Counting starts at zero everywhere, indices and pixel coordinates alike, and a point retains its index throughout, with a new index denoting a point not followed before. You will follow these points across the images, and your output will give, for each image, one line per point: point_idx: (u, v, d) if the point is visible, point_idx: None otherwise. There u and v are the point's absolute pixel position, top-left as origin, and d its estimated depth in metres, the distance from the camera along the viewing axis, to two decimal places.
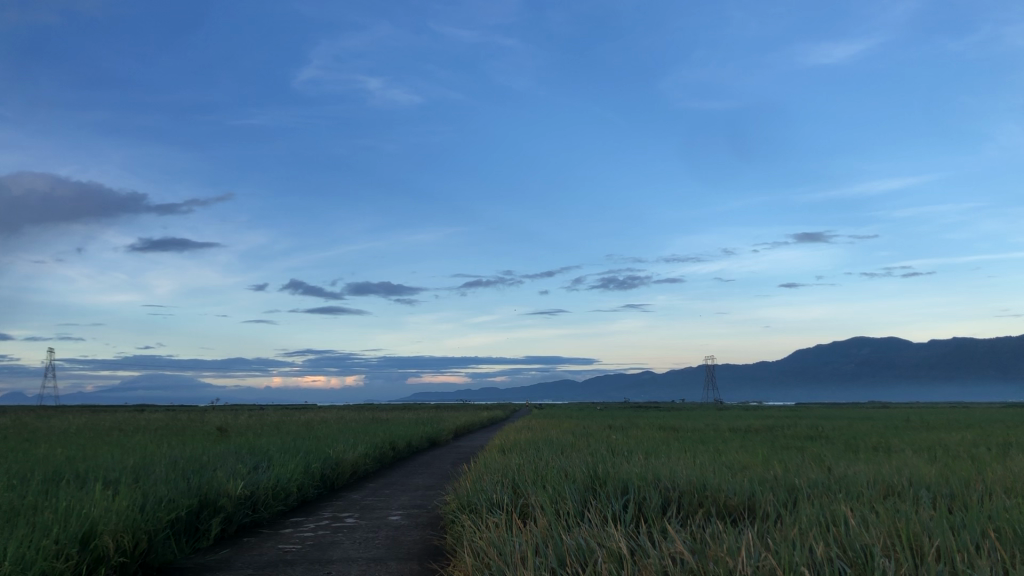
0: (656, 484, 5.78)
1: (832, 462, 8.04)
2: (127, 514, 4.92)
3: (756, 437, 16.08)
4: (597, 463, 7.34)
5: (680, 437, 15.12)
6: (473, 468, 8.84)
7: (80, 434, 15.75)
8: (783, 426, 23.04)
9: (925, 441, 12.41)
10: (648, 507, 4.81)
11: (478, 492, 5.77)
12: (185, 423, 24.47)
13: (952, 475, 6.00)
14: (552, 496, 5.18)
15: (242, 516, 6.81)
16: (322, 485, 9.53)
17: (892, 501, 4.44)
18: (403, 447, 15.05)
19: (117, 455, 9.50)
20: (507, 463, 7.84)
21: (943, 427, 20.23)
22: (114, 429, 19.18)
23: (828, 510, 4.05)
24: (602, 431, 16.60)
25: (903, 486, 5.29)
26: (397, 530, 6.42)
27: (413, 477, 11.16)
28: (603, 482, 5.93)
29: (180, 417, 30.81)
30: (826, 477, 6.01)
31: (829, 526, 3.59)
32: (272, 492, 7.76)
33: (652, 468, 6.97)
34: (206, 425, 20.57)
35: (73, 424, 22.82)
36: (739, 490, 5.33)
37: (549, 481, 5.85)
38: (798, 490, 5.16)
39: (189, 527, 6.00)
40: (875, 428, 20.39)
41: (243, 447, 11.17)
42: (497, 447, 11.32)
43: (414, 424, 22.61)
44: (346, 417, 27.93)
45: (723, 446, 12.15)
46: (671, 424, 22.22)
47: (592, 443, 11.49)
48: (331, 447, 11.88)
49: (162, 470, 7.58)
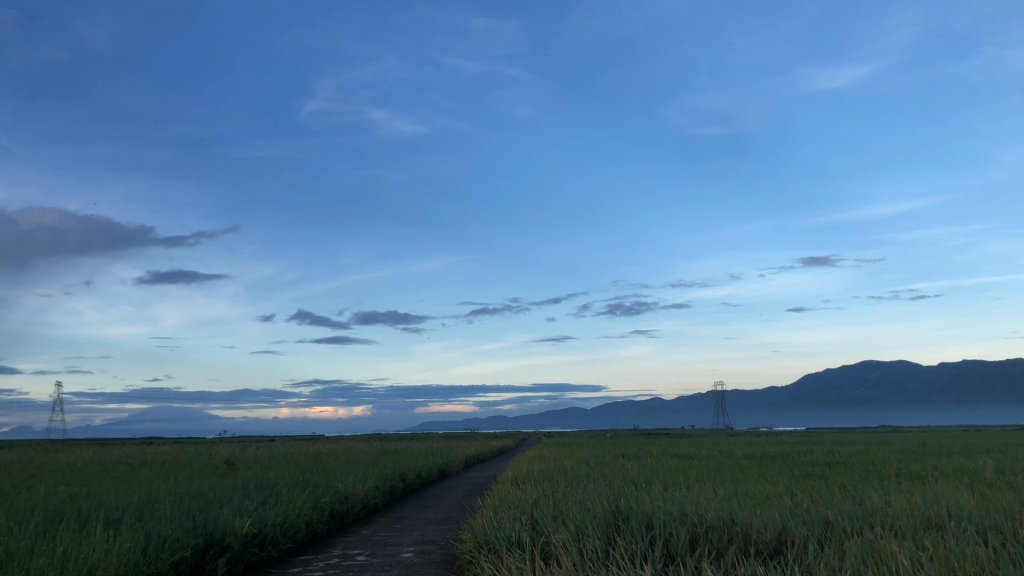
0: (682, 518, 5.53)
1: (860, 491, 7.76)
2: (127, 556, 4.69)
3: (773, 465, 15.73)
4: (616, 495, 7.10)
5: (695, 465, 14.84)
6: (487, 500, 8.62)
7: (85, 470, 15.54)
8: (796, 452, 22.97)
9: (948, 468, 12.13)
10: (675, 545, 4.57)
11: (495, 530, 5.51)
12: (191, 454, 24.37)
13: (991, 506, 5.75)
14: (574, 533, 4.93)
15: (249, 554, 6.58)
16: (331, 519, 9.27)
17: (936, 535, 4.22)
18: (413, 479, 14.77)
19: (121, 492, 9.28)
20: (524, 496, 7.62)
21: (958, 452, 20.08)
22: (119, 463, 18.93)
23: (870, 547, 3.80)
24: (614, 461, 16.29)
25: (944, 518, 5.04)
26: (410, 569, 6.17)
27: (426, 511, 10.91)
28: (626, 517, 5.66)
29: (186, 450, 30.77)
30: (858, 509, 5.75)
31: (876, 565, 3.35)
32: (280, 529, 7.50)
33: (674, 500, 6.74)
34: (212, 459, 20.29)
35: (78, 458, 22.60)
36: (770, 524, 5.06)
37: (569, 516, 5.61)
38: (834, 524, 4.92)
39: (194, 567, 5.76)
40: (891, 454, 19.88)
41: (251, 482, 10.95)
42: (509, 480, 11.06)
43: (424, 455, 22.38)
44: (354, 449, 27.80)
45: (740, 475, 11.90)
46: (683, 453, 21.83)
47: (607, 474, 11.26)
48: (340, 481, 11.62)
49: (168, 507, 7.34)
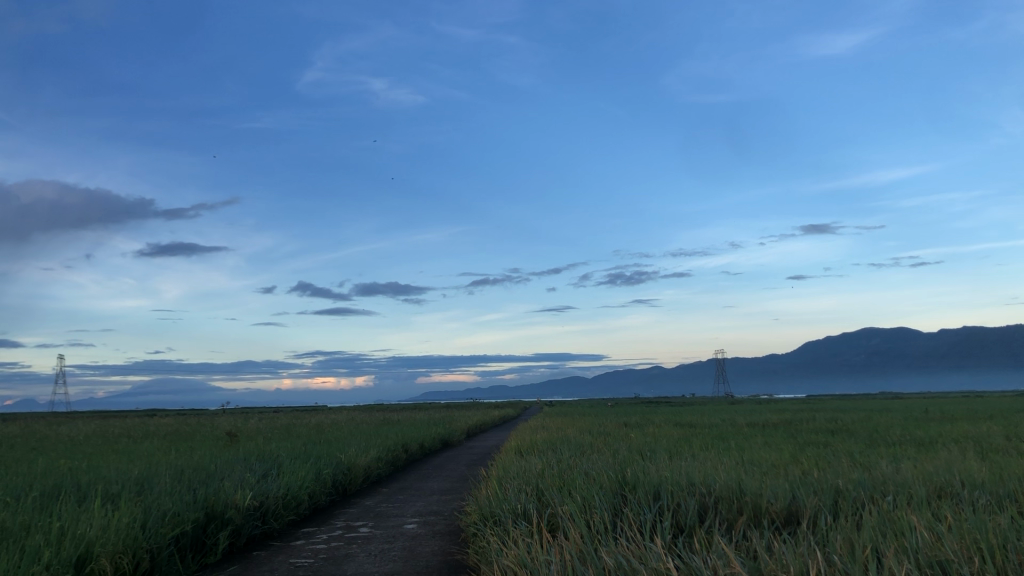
0: (690, 488, 5.43)
1: (872, 459, 7.69)
2: (127, 532, 4.61)
3: (777, 433, 15.66)
4: (622, 465, 7.01)
5: (698, 434, 14.82)
6: (491, 471, 8.57)
7: (87, 443, 15.53)
8: (800, 420, 23.08)
9: (954, 434, 12.05)
10: (684, 518, 4.47)
11: (500, 502, 5.41)
12: (194, 427, 24.40)
13: (1002, 473, 5.66)
14: (581, 505, 4.84)
15: (251, 527, 6.50)
16: (334, 491, 9.22)
17: (951, 505, 4.11)
18: (415, 450, 14.73)
19: (123, 464, 9.22)
20: (528, 466, 7.53)
21: (962, 418, 20.12)
22: (123, 436, 18.96)
23: (887, 518, 3.69)
24: (616, 430, 16.31)
25: (956, 486, 4.95)
26: (414, 541, 6.10)
27: (429, 481, 10.86)
28: (632, 488, 5.58)
29: (188, 422, 30.73)
30: (869, 478, 5.67)
31: (896, 537, 3.23)
32: (282, 501, 7.43)
33: (681, 470, 6.65)
34: (215, 431, 20.30)
35: (81, 431, 22.56)
36: (781, 494, 4.97)
37: (576, 487, 5.52)
38: (844, 493, 4.83)
39: (195, 542, 5.69)
40: (893, 421, 19.75)
41: (252, 454, 10.87)
42: (514, 449, 10.99)
43: (428, 425, 22.39)
44: (358, 420, 27.86)
45: (746, 443, 11.85)
46: (685, 422, 21.76)
47: (611, 443, 11.22)
48: (342, 452, 11.56)
49: (168, 480, 7.27)
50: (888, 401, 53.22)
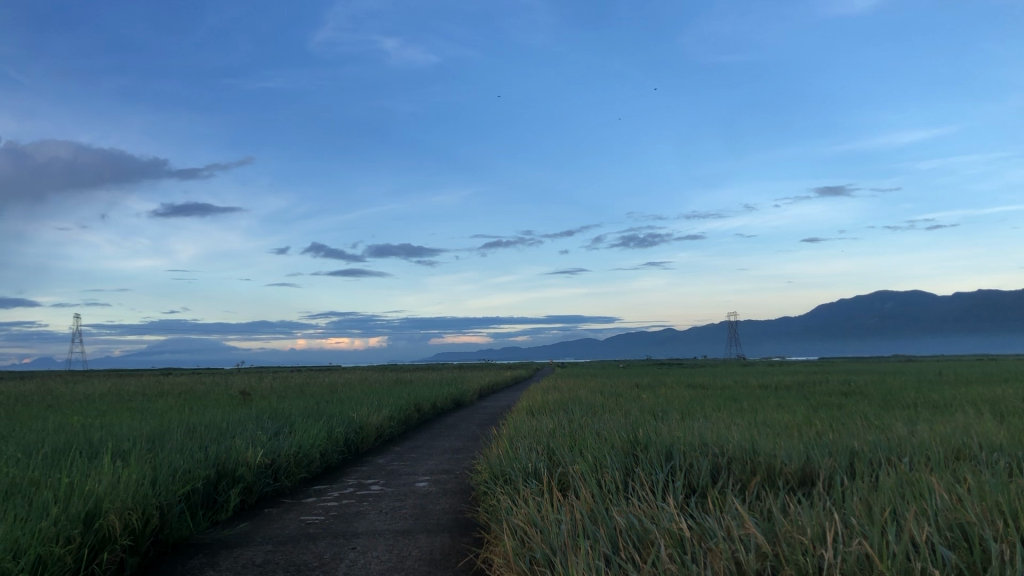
0: (702, 448, 5.38)
1: (887, 420, 7.60)
2: (136, 489, 4.59)
3: (789, 394, 15.59)
4: (635, 426, 6.97)
5: (709, 395, 14.78)
6: (502, 431, 8.54)
7: (102, 401, 15.66)
8: (814, 382, 23.05)
9: (970, 397, 11.95)
10: (697, 478, 4.42)
11: (511, 461, 5.38)
12: (208, 385, 24.55)
13: (1020, 435, 5.58)
14: (592, 464, 4.79)
15: (262, 485, 6.51)
16: (346, 450, 9.24)
17: (967, 468, 4.04)
18: (427, 410, 14.77)
19: (136, 422, 9.26)
20: (539, 425, 7.50)
21: (976, 381, 20.04)
22: (138, 394, 19.07)
23: (906, 479, 3.62)
24: (627, 391, 16.32)
25: (975, 448, 4.86)
26: (426, 499, 6.09)
27: (441, 440, 10.88)
28: (645, 448, 5.52)
29: (202, 381, 30.92)
30: (884, 439, 5.59)
31: (916, 499, 3.16)
32: (295, 459, 7.45)
33: (694, 430, 6.60)
34: (230, 389, 20.43)
35: (97, 389, 22.69)
36: (795, 455, 4.91)
37: (587, 446, 5.48)
38: (860, 454, 4.75)
39: (206, 499, 5.70)
40: (909, 383, 19.59)
41: (265, 412, 10.90)
42: (525, 409, 11.00)
43: (441, 385, 22.45)
44: (371, 380, 27.99)
45: (759, 404, 11.78)
46: (698, 383, 21.71)
47: (622, 404, 11.19)
48: (355, 410, 11.58)
49: (180, 437, 7.27)
50: (899, 364, 53.49)
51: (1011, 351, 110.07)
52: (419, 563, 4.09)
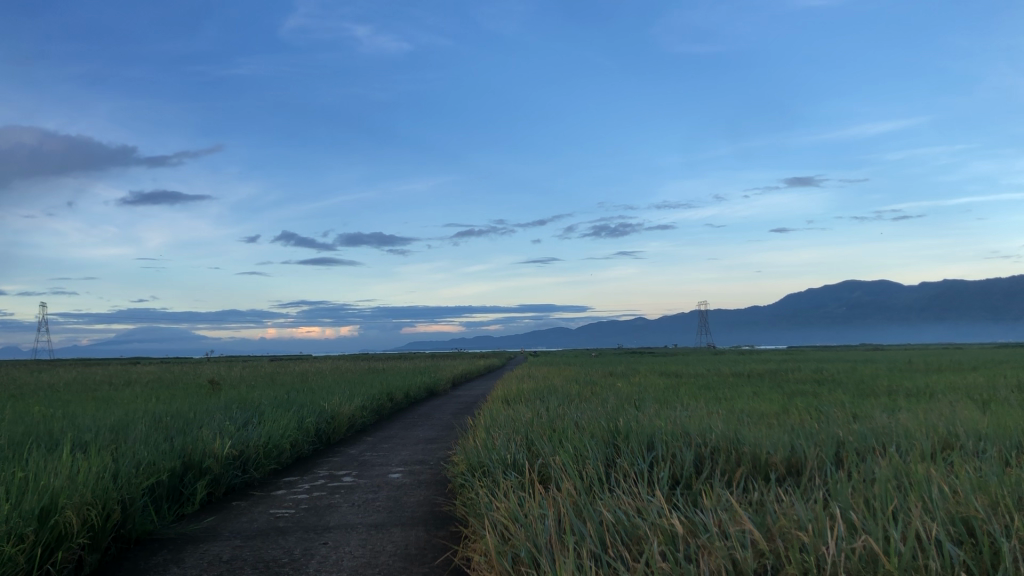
0: (686, 438, 5.24)
1: (867, 410, 7.53)
2: (96, 482, 4.37)
3: (764, 382, 15.56)
4: (614, 415, 6.83)
5: (685, 383, 14.71)
6: (476, 420, 8.39)
7: (66, 389, 15.28)
8: (790, 369, 23.22)
9: (945, 385, 11.97)
10: (680, 469, 4.28)
11: (489, 452, 5.21)
12: (176, 374, 24.02)
13: (1006, 424, 5.48)
14: (573, 455, 4.65)
15: (231, 477, 6.30)
16: (317, 440, 9.02)
17: (956, 458, 3.93)
18: (401, 399, 14.61)
19: (99, 412, 9.00)
20: (516, 415, 7.36)
21: (952, 368, 20.28)
22: (104, 383, 18.74)
23: (897, 470, 3.51)
24: (600, 378, 16.29)
25: (962, 437, 4.76)
26: (400, 491, 5.92)
27: (415, 429, 10.68)
28: (625, 437, 5.38)
29: (169, 369, 30.33)
30: (869, 428, 5.47)
31: (913, 490, 3.04)
32: (264, 450, 7.23)
33: (674, 419, 6.50)
34: (198, 378, 20.05)
35: (61, 379, 22.08)
36: (780, 445, 4.78)
37: (567, 436, 5.32)
38: (846, 445, 4.63)
39: (172, 492, 5.49)
40: (878, 372, 19.67)
41: (234, 402, 10.66)
42: (499, 398, 10.87)
43: (415, 374, 22.20)
44: (343, 368, 27.69)
45: (733, 393, 11.76)
46: (671, 372, 21.65)
47: (598, 392, 11.06)
48: (326, 400, 11.36)
49: (145, 428, 7.03)
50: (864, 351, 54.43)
51: (974, 340, 112.00)
52: (394, 558, 3.92)
